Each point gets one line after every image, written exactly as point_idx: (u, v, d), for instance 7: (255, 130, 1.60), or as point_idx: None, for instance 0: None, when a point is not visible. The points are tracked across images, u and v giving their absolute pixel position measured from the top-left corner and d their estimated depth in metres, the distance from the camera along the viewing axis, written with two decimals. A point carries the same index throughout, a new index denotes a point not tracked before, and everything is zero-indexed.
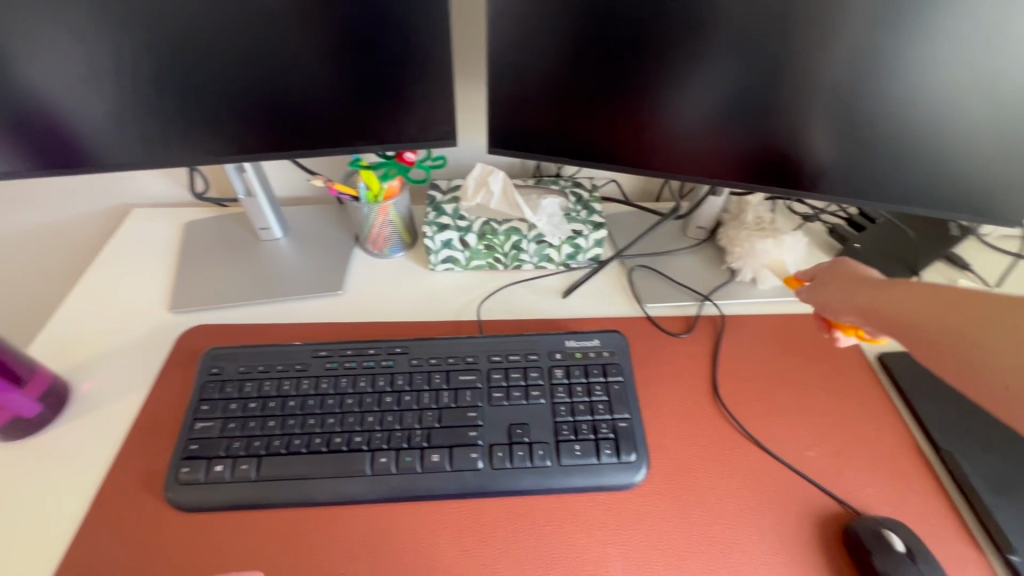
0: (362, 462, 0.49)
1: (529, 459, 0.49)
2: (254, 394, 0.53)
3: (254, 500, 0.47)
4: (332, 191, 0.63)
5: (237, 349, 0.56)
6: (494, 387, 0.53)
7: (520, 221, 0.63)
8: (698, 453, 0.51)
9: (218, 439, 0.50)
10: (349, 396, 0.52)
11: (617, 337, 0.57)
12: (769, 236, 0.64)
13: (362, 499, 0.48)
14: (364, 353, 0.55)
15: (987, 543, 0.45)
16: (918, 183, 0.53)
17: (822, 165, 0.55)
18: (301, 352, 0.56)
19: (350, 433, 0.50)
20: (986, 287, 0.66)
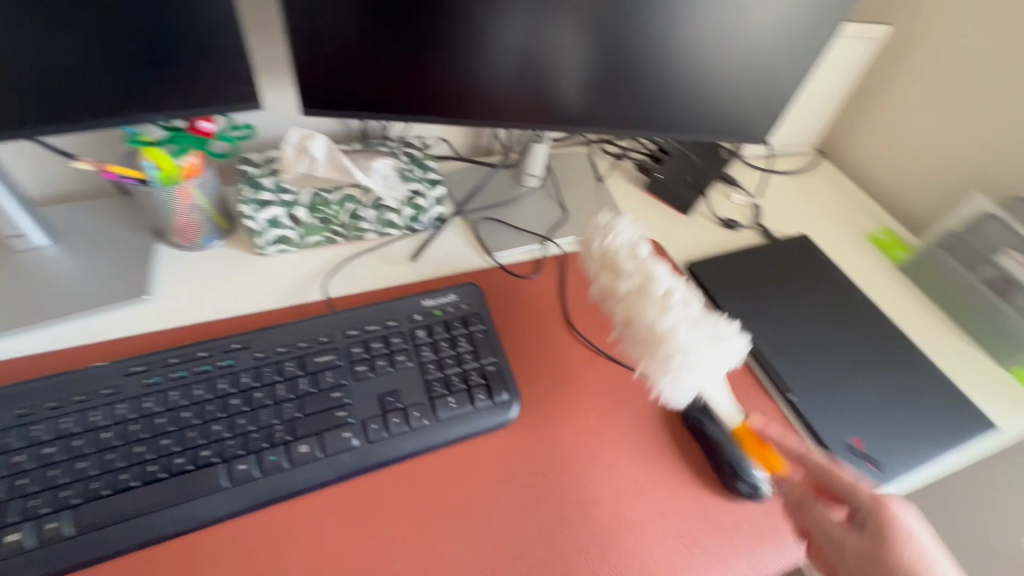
0: (217, 475, 0.43)
1: (407, 424, 0.48)
2: (48, 437, 0.42)
3: (78, 559, 0.39)
4: (105, 174, 0.51)
5: (9, 388, 0.44)
6: (356, 361, 0.50)
7: (353, 187, 0.60)
8: (562, 378, 0.56)
9: (5, 503, 0.39)
10: (183, 409, 0.45)
11: (473, 288, 0.58)
12: (710, 341, 0.46)
13: (224, 516, 0.42)
14: (194, 358, 0.48)
15: (775, 390, 0.58)
16: (695, 114, 0.63)
17: (623, 105, 0.61)
18: (105, 373, 0.46)
19: (195, 449, 0.44)
20: (750, 197, 0.82)
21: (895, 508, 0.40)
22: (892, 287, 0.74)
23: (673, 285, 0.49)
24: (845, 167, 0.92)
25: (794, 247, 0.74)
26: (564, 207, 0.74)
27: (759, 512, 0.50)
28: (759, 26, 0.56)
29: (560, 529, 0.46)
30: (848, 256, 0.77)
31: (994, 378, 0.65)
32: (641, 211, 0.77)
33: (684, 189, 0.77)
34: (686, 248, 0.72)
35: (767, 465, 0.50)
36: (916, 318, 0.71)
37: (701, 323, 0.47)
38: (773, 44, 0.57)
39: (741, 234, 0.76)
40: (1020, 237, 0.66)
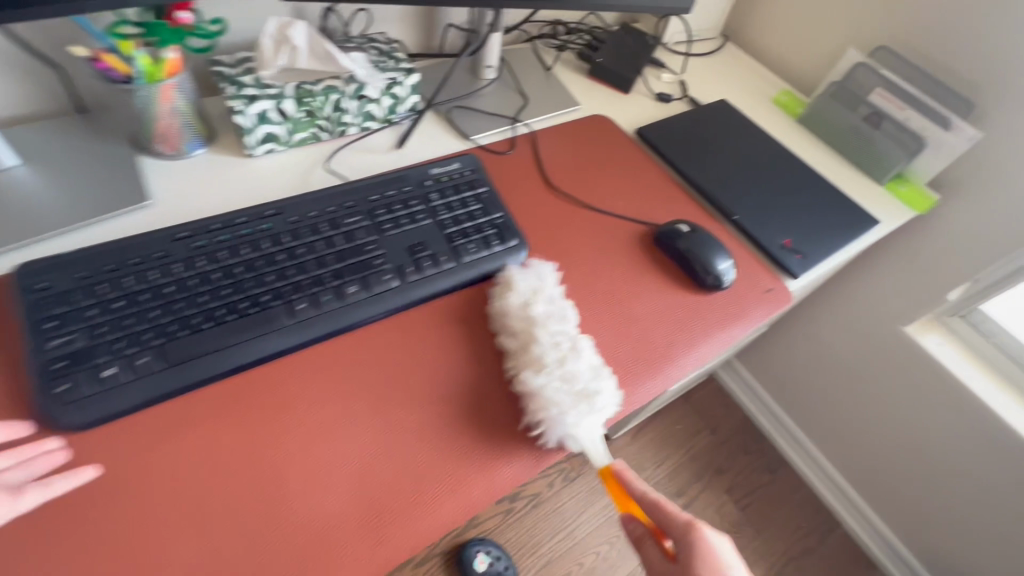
0: (281, 315, 0.48)
1: (436, 265, 0.55)
2: (113, 293, 0.45)
3: (175, 386, 0.44)
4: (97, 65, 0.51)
5: (60, 257, 0.46)
6: (382, 220, 0.56)
7: (335, 78, 0.62)
8: (557, 227, 0.65)
9: (91, 347, 0.43)
10: (235, 266, 0.49)
11: (472, 159, 0.64)
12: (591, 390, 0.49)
13: (292, 348, 0.48)
14: (234, 224, 0.51)
15: (722, 216, 0.71)
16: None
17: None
18: (152, 241, 0.49)
19: (255, 296, 0.48)
20: (677, 75, 0.93)
21: (704, 530, 0.46)
22: (796, 136, 0.90)
23: (558, 346, 0.51)
24: (748, 48, 1.06)
25: (719, 110, 0.87)
26: (523, 94, 0.80)
27: (724, 299, 0.63)
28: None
29: (580, 330, 0.56)
30: (760, 117, 0.92)
31: (875, 192, 0.83)
32: (590, 94, 0.85)
33: (624, 69, 0.87)
34: (634, 120, 0.83)
35: (727, 261, 0.63)
36: (817, 157, 0.87)
37: (582, 377, 0.50)
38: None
39: (674, 106, 0.88)
40: (884, 76, 0.83)
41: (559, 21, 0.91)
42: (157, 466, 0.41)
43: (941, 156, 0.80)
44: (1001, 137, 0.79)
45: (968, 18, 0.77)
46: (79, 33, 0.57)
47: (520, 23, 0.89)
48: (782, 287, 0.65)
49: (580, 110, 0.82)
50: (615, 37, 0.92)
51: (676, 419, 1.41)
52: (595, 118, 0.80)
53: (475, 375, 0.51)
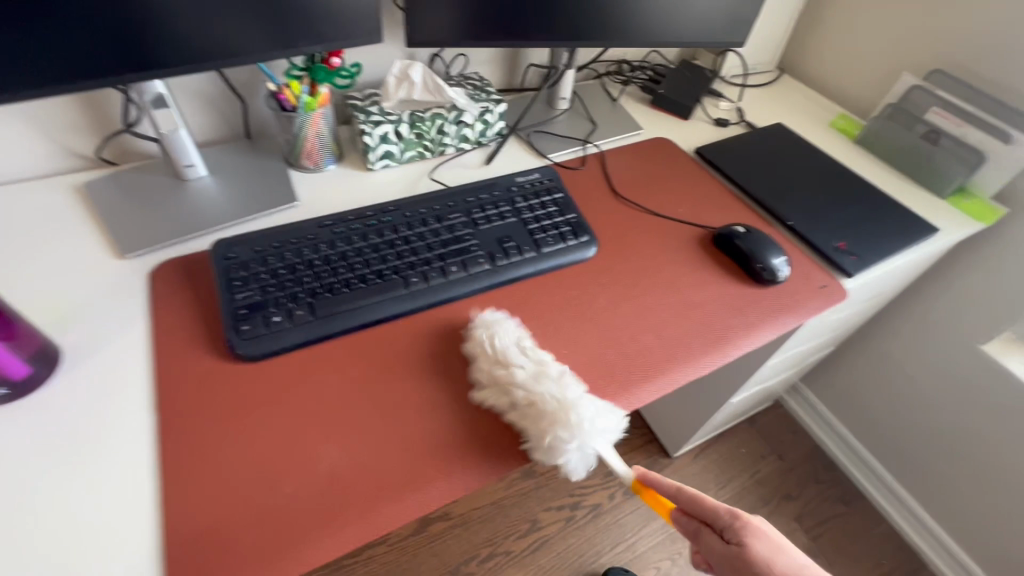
0: (399, 285, 0.60)
1: (520, 254, 0.66)
2: (279, 262, 0.59)
3: (320, 333, 0.56)
4: (280, 96, 0.69)
5: (242, 236, 0.61)
6: (476, 217, 0.68)
7: (440, 106, 0.76)
8: (622, 229, 0.74)
9: (264, 300, 0.56)
10: (366, 247, 0.62)
11: (549, 170, 0.75)
12: (576, 421, 0.50)
13: (406, 312, 0.60)
14: (365, 217, 0.65)
15: (777, 223, 0.78)
16: (699, 29, 0.82)
17: (648, 24, 0.79)
18: (305, 227, 0.63)
19: (380, 270, 0.61)
20: (734, 103, 1.02)
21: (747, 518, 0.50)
22: (854, 156, 0.95)
23: (536, 360, 0.54)
24: (804, 79, 1.13)
25: (774, 133, 0.95)
26: (592, 120, 0.92)
27: (779, 293, 0.69)
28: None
29: (643, 311, 0.64)
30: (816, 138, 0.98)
31: (936, 204, 0.86)
32: (652, 121, 0.96)
33: (684, 98, 0.97)
34: (692, 143, 0.92)
35: (781, 257, 0.69)
36: (875, 174, 0.91)
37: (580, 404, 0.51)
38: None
39: (731, 130, 0.97)
40: (939, 97, 0.88)
41: (623, 61, 1.04)
42: (308, 391, 0.53)
43: (1003, 169, 0.83)
44: None
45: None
46: (254, 75, 0.75)
47: (589, 63, 1.02)
48: (837, 284, 0.70)
49: (643, 134, 0.93)
50: (674, 72, 1.03)
51: (739, 443, 1.40)
52: (656, 141, 0.90)
53: (553, 342, 0.60)
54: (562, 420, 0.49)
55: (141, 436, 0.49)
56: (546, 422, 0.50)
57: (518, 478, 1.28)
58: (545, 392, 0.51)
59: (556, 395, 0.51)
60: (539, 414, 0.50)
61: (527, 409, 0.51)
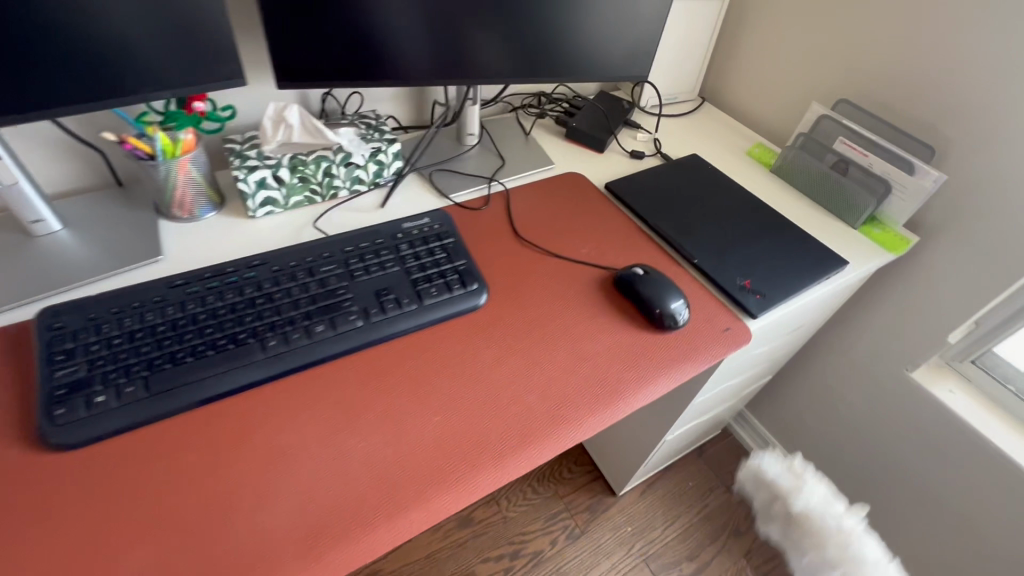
0: (254, 350, 0.54)
1: (398, 308, 0.61)
2: (115, 330, 0.53)
3: (153, 412, 0.50)
4: (124, 146, 0.62)
5: (76, 301, 0.55)
6: (354, 268, 0.63)
7: (325, 148, 0.72)
8: (519, 274, 0.70)
9: (89, 376, 0.50)
10: (220, 307, 0.57)
11: (441, 214, 0.71)
12: (854, 553, 0.44)
13: (261, 379, 0.54)
14: (224, 272, 0.59)
15: (684, 262, 0.75)
16: (599, 62, 0.79)
17: (544, 60, 0.76)
18: (153, 287, 0.57)
19: (234, 334, 0.55)
20: (651, 134, 1.00)
21: None
22: (770, 185, 0.93)
23: (816, 484, 0.48)
24: (727, 108, 1.13)
25: (689, 164, 0.93)
26: (501, 156, 0.89)
27: (679, 337, 0.65)
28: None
29: (531, 365, 0.60)
30: (733, 168, 0.96)
31: (848, 235, 0.85)
32: (565, 154, 0.93)
33: (598, 131, 0.94)
34: (604, 177, 0.89)
35: (679, 300, 0.66)
36: (790, 204, 0.90)
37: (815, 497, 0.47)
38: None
39: (646, 162, 0.95)
40: (846, 126, 0.87)
41: (542, 93, 1.02)
42: (130, 482, 0.46)
43: (906, 199, 0.81)
44: (972, 177, 0.80)
45: (923, 68, 0.81)
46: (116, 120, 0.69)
47: (504, 97, 1.00)
48: (741, 326, 0.67)
49: (555, 169, 0.90)
50: (592, 104, 1.01)
51: (687, 476, 1.36)
52: (567, 176, 0.87)
53: (425, 406, 0.55)
54: (834, 552, 0.45)
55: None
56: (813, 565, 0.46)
57: (454, 526, 1.21)
58: (779, 476, 0.50)
59: (792, 498, 0.48)
60: (795, 531, 0.48)
61: (776, 517, 0.50)
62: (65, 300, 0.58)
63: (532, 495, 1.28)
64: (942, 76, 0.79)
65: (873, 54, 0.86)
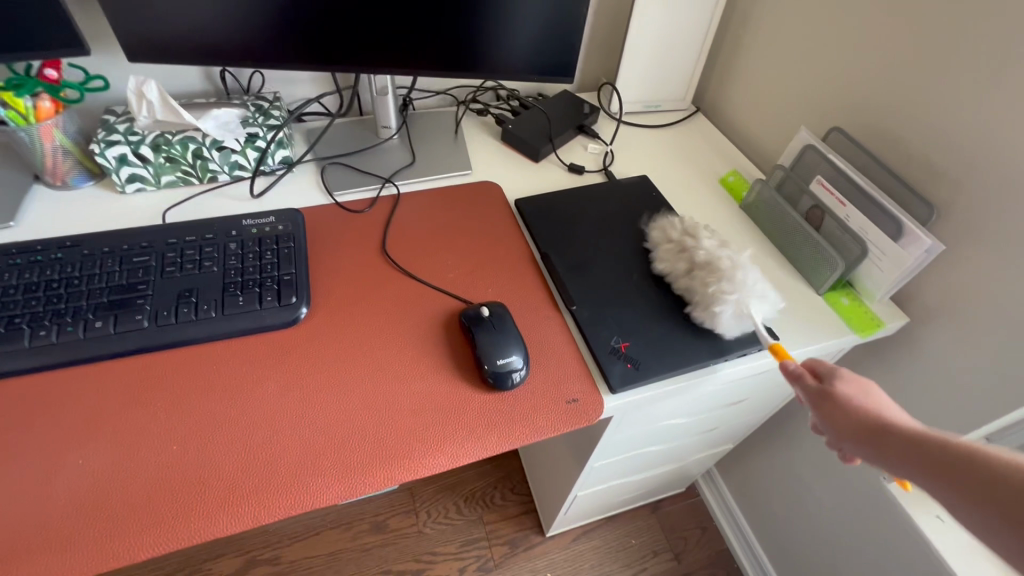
0: (20, 338, 0.52)
1: (194, 314, 0.55)
2: None
3: None
4: None
5: None
6: (167, 263, 0.58)
7: (194, 130, 0.68)
8: (360, 292, 0.61)
9: None
10: (10, 287, 0.54)
11: (292, 213, 0.64)
12: (748, 267, 0.60)
13: (19, 371, 0.51)
14: (31, 251, 0.57)
15: (564, 306, 0.62)
16: (515, 55, 0.68)
17: (440, 48, 0.67)
18: None
19: (9, 317, 0.53)
20: (605, 145, 0.86)
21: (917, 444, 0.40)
22: (729, 225, 0.76)
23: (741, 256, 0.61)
24: (723, 123, 0.95)
25: (632, 185, 0.78)
26: (413, 154, 0.80)
27: (508, 403, 0.54)
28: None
29: (315, 405, 0.52)
30: (693, 197, 0.80)
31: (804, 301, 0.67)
32: (492, 159, 0.82)
33: (534, 136, 0.83)
34: (524, 189, 0.78)
35: (509, 360, 0.54)
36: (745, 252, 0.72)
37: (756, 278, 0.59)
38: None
39: (586, 178, 0.81)
40: (830, 162, 0.68)
41: (492, 87, 0.91)
42: None
43: (887, 270, 0.62)
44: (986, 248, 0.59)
45: (941, 95, 0.61)
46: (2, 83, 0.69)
47: (447, 89, 0.90)
48: (593, 400, 0.54)
49: (472, 175, 0.79)
50: (545, 104, 0.89)
51: (632, 532, 1.21)
52: (477, 184, 0.76)
53: (173, 430, 0.49)
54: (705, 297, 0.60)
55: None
56: (729, 279, 0.59)
57: (366, 530, 1.17)
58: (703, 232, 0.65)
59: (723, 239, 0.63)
60: (739, 285, 0.58)
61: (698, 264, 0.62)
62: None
63: (455, 514, 1.20)
64: (965, 107, 0.59)
65: (885, 71, 0.66)
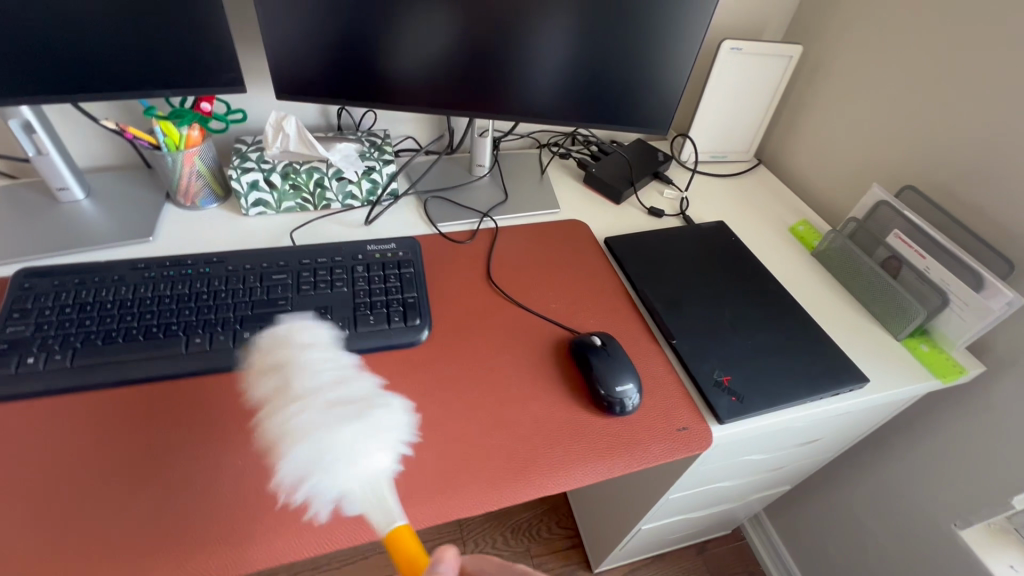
0: (177, 343, 0.56)
1: (331, 329, 0.60)
2: (70, 301, 0.57)
3: (65, 385, 0.52)
4: (127, 136, 0.67)
5: (52, 267, 0.60)
6: (303, 281, 0.63)
7: (319, 161, 0.74)
8: (474, 317, 0.66)
9: (30, 337, 0.54)
10: (166, 296, 0.59)
11: (411, 241, 0.70)
12: None
13: (173, 375, 0.55)
14: (181, 264, 0.62)
15: (663, 339, 0.66)
16: (624, 110, 0.73)
17: (560, 99, 0.72)
18: (118, 266, 0.61)
19: (168, 324, 0.57)
20: (681, 192, 0.91)
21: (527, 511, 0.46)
22: (803, 270, 0.81)
23: None
24: (786, 177, 1.01)
25: (715, 230, 0.83)
26: (505, 192, 0.86)
27: (623, 426, 0.57)
28: (669, 30, 0.67)
29: (444, 422, 0.55)
30: (767, 242, 0.85)
31: (884, 345, 0.71)
32: (576, 200, 0.88)
33: (617, 180, 0.88)
34: (610, 229, 0.83)
35: (630, 385, 0.58)
36: (822, 295, 0.77)
37: None
38: (682, 47, 0.68)
39: (666, 222, 0.86)
40: (905, 218, 0.73)
41: (573, 133, 0.98)
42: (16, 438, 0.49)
43: (969, 320, 0.66)
44: None
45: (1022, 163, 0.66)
46: (136, 102, 0.73)
47: (531, 132, 0.97)
48: (702, 429, 0.57)
49: (560, 213, 0.85)
50: (622, 151, 0.95)
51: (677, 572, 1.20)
52: (568, 222, 0.82)
53: None
54: None
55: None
56: None
57: None
58: None
59: None
60: None
61: None
62: (40, 264, 0.64)
63: (501, 544, 1.20)
64: None
65: (964, 139, 0.72)
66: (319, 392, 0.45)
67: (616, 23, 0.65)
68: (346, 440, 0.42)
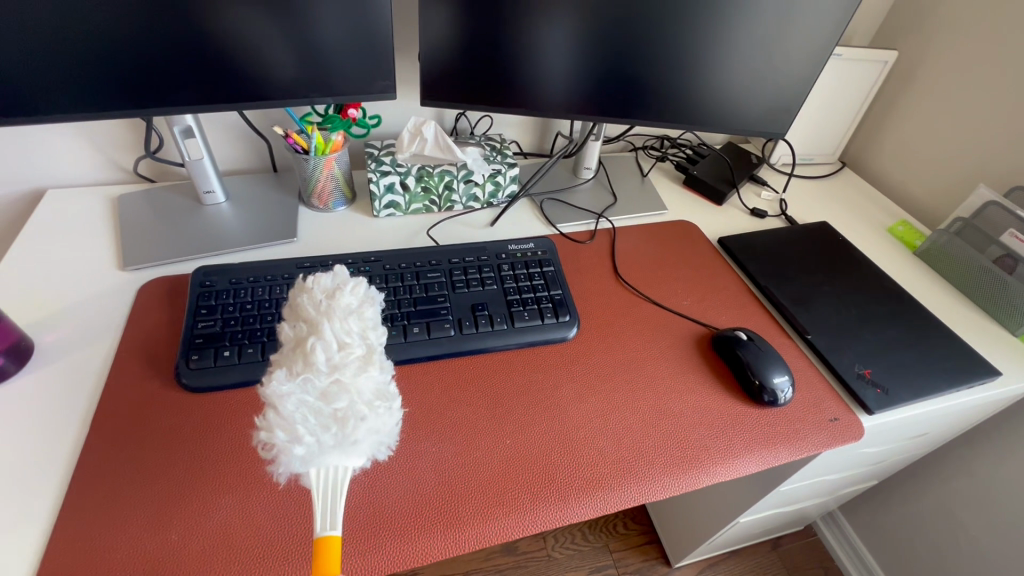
0: None
1: (490, 325, 0.63)
2: (249, 298, 0.61)
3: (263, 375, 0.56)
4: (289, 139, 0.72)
5: (226, 266, 0.64)
6: (456, 278, 0.66)
7: (450, 164, 0.76)
8: (615, 313, 0.69)
9: (222, 331, 0.58)
10: None
11: (547, 241, 0.73)
12: None
13: None
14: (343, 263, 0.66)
15: (795, 334, 0.69)
16: (739, 112, 0.78)
17: (680, 100, 0.76)
18: (286, 266, 0.65)
19: None
20: (778, 195, 0.94)
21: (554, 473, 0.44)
22: (909, 268, 0.83)
23: None
24: (871, 178, 1.04)
25: (818, 229, 0.86)
26: (614, 194, 0.89)
27: (779, 417, 0.59)
28: (795, 36, 0.70)
29: (611, 410, 0.58)
30: (868, 240, 0.88)
31: (1002, 340, 0.73)
32: (679, 201, 0.91)
33: (718, 182, 0.91)
34: (718, 228, 0.86)
35: (784, 377, 0.60)
36: (933, 293, 0.79)
37: None
38: (806, 51, 0.72)
39: (768, 222, 0.89)
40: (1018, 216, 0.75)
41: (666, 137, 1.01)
42: (231, 435, 0.52)
43: None
44: None
45: None
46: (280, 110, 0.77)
47: (626, 136, 1.00)
48: (853, 420, 0.60)
49: (668, 214, 0.87)
50: (716, 154, 0.98)
51: (755, 568, 1.22)
52: (678, 223, 0.85)
53: (499, 424, 0.56)
54: None
55: (64, 447, 0.51)
56: None
57: (498, 552, 1.19)
58: None
59: None
60: None
61: None
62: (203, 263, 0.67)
63: (582, 540, 1.23)
64: None
65: None
66: (316, 373, 0.36)
67: (745, 31, 0.69)
68: (307, 443, 0.34)
